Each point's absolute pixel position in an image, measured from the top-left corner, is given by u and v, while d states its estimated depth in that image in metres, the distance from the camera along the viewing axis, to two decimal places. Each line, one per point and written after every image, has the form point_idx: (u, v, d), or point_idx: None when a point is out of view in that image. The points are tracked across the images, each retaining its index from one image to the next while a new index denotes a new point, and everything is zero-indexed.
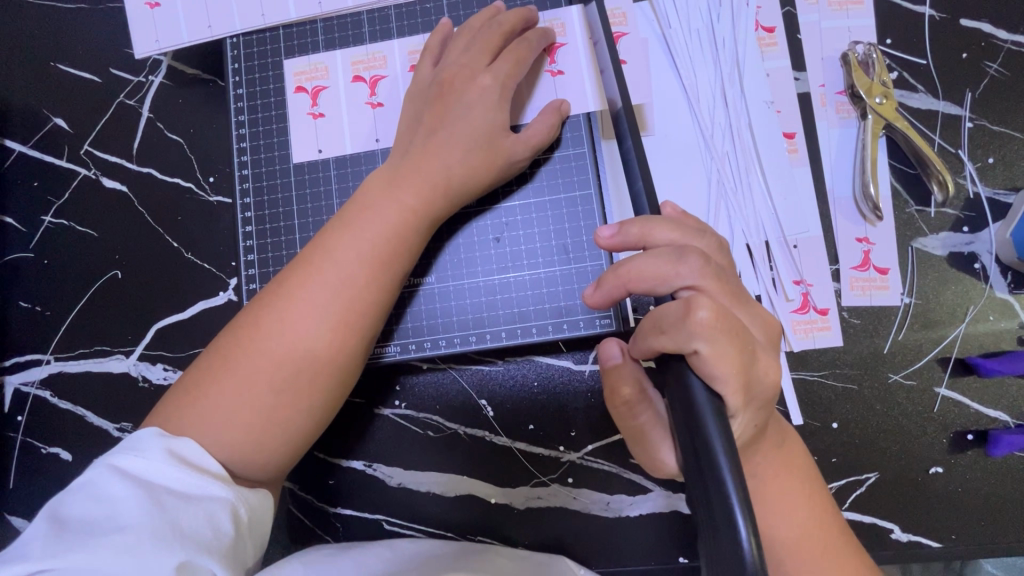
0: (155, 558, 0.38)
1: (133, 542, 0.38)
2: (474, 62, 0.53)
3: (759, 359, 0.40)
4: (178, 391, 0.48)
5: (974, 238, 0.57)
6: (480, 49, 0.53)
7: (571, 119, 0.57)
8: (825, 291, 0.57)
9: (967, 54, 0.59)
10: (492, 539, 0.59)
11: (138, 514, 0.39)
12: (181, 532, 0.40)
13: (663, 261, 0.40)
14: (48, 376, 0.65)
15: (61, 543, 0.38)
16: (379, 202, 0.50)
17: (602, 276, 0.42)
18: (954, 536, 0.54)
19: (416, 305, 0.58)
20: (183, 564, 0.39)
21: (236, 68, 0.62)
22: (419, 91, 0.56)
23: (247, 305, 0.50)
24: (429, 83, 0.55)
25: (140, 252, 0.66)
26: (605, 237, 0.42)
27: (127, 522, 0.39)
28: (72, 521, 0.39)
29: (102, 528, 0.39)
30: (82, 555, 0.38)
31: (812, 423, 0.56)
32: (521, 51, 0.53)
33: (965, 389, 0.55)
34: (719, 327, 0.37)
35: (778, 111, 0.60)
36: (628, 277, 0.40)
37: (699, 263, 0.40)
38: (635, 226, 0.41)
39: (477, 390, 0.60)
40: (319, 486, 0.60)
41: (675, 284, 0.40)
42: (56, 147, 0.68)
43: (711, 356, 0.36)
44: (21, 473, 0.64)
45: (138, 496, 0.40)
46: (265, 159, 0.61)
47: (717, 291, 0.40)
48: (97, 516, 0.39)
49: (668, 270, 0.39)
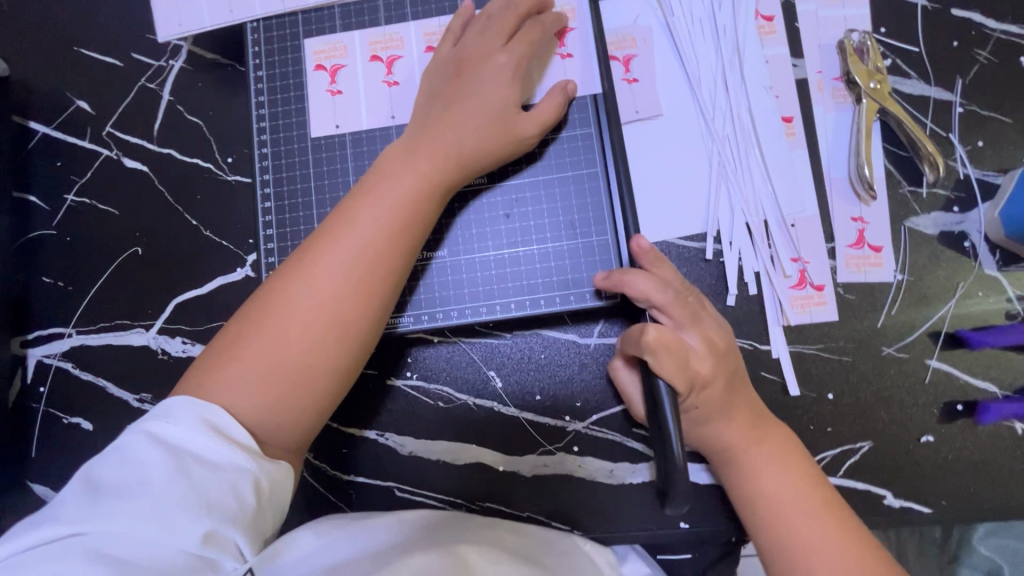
0: (184, 524, 0.41)
1: (163, 507, 0.41)
2: (488, 42, 0.56)
3: (698, 365, 0.50)
4: (207, 358, 0.50)
5: (964, 218, 0.60)
6: (494, 31, 0.56)
7: (577, 100, 0.59)
8: (821, 268, 0.60)
9: (958, 42, 0.62)
10: (499, 506, 0.61)
11: (167, 480, 0.41)
12: (207, 501, 0.42)
13: (650, 283, 0.52)
14: (70, 349, 0.67)
15: (95, 507, 0.40)
16: (397, 174, 0.53)
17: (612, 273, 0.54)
18: (944, 502, 0.56)
19: (429, 278, 0.60)
20: (209, 532, 0.41)
21: (256, 52, 0.65)
22: (435, 71, 0.58)
23: (270, 276, 0.52)
24: (444, 63, 0.58)
25: (159, 229, 0.68)
26: (636, 244, 0.54)
27: (157, 487, 0.41)
28: (104, 487, 0.42)
29: (132, 492, 0.41)
30: (116, 517, 0.40)
31: (808, 394, 0.58)
32: (533, 34, 0.57)
33: (955, 362, 0.58)
34: (663, 347, 0.48)
35: (776, 96, 0.63)
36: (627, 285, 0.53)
37: (673, 296, 0.52)
38: (650, 252, 0.54)
39: (486, 363, 0.62)
40: (334, 454, 0.63)
41: (653, 305, 0.52)
42: (79, 129, 0.70)
43: (656, 359, 0.47)
44: (43, 442, 0.66)
45: (168, 463, 0.42)
46: (284, 139, 0.64)
47: (677, 319, 0.52)
48: (129, 482, 0.42)
49: (652, 293, 0.52)
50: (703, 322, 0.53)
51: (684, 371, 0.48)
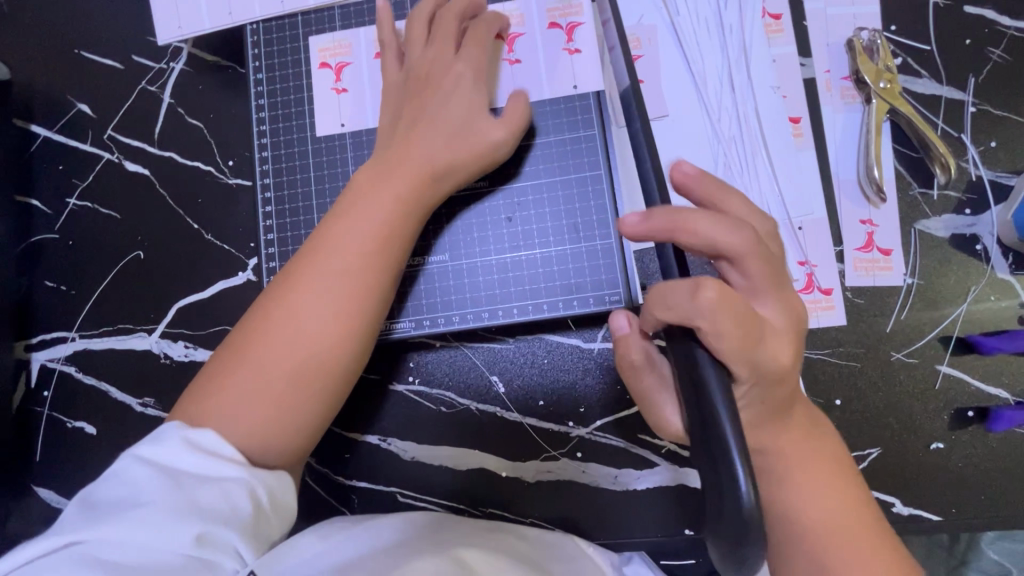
0: (179, 533, 0.40)
1: (157, 518, 0.40)
2: (438, 49, 0.56)
3: (766, 344, 0.40)
4: (185, 393, 0.49)
5: (976, 220, 0.58)
6: (442, 41, 0.56)
7: (539, 104, 0.59)
8: (829, 272, 0.59)
9: (970, 40, 0.61)
10: (503, 512, 0.61)
11: (160, 490, 0.41)
12: (200, 506, 0.41)
13: (718, 228, 0.39)
14: (73, 353, 0.67)
15: (90, 519, 0.40)
16: (373, 195, 0.52)
17: (653, 210, 0.39)
18: (954, 510, 0.55)
19: (430, 284, 0.59)
20: (202, 534, 0.40)
21: (256, 54, 0.64)
22: (393, 85, 0.58)
23: (249, 310, 0.51)
24: (401, 78, 0.57)
25: (161, 232, 0.68)
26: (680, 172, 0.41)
27: (150, 501, 0.41)
28: (97, 502, 0.41)
29: (125, 506, 0.41)
30: (112, 529, 0.40)
31: (816, 399, 0.57)
32: (480, 33, 0.56)
33: (967, 368, 0.57)
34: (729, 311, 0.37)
35: (784, 96, 0.62)
36: (680, 225, 0.38)
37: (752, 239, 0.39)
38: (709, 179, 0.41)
39: (489, 367, 0.62)
40: (336, 459, 0.62)
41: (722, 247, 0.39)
42: (80, 132, 0.70)
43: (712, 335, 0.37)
44: (47, 446, 0.66)
45: (158, 478, 0.42)
46: (284, 142, 0.63)
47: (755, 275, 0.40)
48: (121, 497, 0.41)
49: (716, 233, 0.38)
50: (783, 283, 0.41)
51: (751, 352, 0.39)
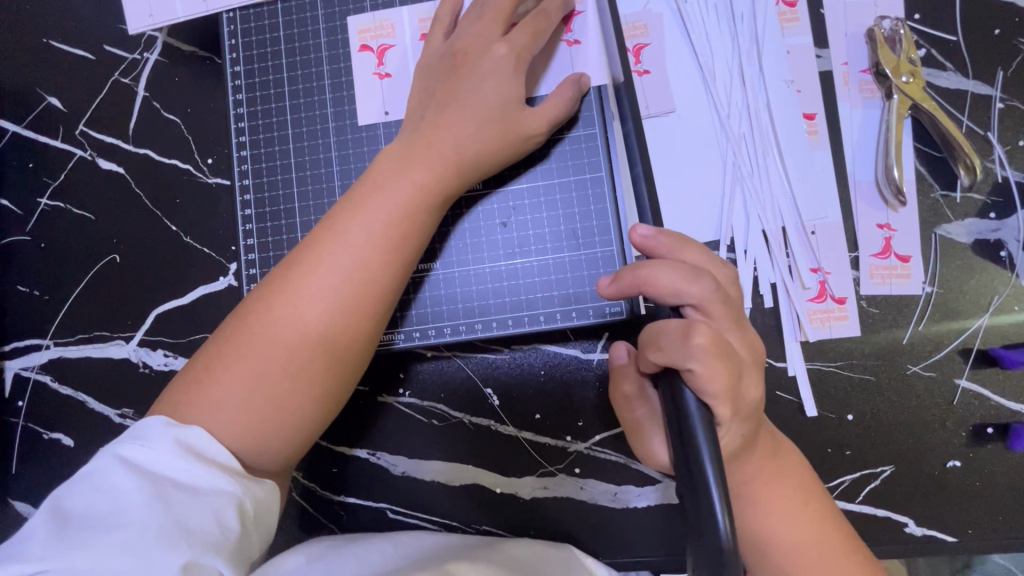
0: (162, 556, 0.37)
1: (140, 537, 0.37)
2: (487, 31, 0.51)
3: (745, 379, 0.40)
4: (186, 377, 0.47)
5: (1001, 225, 0.55)
6: (495, 17, 0.52)
7: (593, 91, 0.54)
8: (842, 279, 0.56)
9: (999, 30, 0.56)
10: (496, 529, 0.58)
11: (142, 509, 0.38)
12: (186, 529, 0.39)
13: (679, 274, 0.40)
14: (48, 362, 0.64)
15: (62, 541, 0.37)
16: (392, 180, 0.49)
17: (620, 272, 0.42)
18: (969, 531, 0.53)
19: (421, 292, 0.56)
20: (189, 562, 0.38)
21: (234, 45, 0.60)
22: (431, 62, 0.54)
23: (256, 288, 0.48)
24: (440, 55, 0.53)
25: (138, 235, 0.64)
26: (638, 235, 0.44)
27: (132, 518, 0.38)
28: (72, 518, 0.38)
29: (105, 523, 0.38)
30: (87, 553, 0.37)
31: (827, 415, 0.54)
32: (539, 24, 0.52)
33: (986, 382, 0.54)
34: (714, 352, 0.37)
35: (798, 90, 0.57)
36: (644, 280, 0.41)
37: (713, 286, 0.40)
38: (666, 236, 0.43)
39: (483, 379, 0.59)
40: (323, 473, 0.60)
41: (686, 301, 0.40)
42: (50, 128, 0.66)
43: (704, 376, 0.37)
44: (23, 459, 0.63)
45: (144, 489, 0.39)
46: (264, 139, 0.59)
47: (720, 318, 0.40)
48: (100, 512, 0.39)
49: (681, 284, 0.40)
50: (745, 322, 0.42)
51: (734, 391, 0.38)
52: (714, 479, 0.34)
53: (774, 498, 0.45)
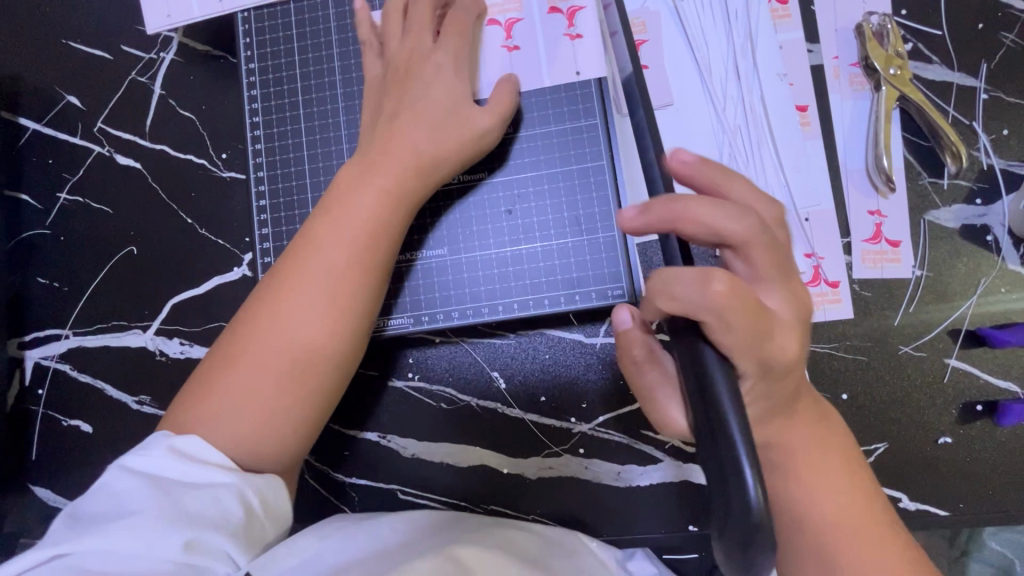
0: (164, 538, 0.39)
1: (142, 524, 0.39)
2: (420, 41, 0.54)
3: (776, 336, 0.39)
4: (174, 405, 0.48)
5: (987, 210, 0.57)
6: (423, 26, 0.55)
7: (533, 91, 0.57)
8: (836, 264, 0.58)
9: (982, 24, 0.59)
10: (504, 508, 0.60)
11: (145, 503, 0.40)
12: (188, 515, 0.40)
13: (721, 212, 0.37)
14: (67, 351, 0.66)
15: (75, 534, 0.39)
16: (358, 192, 0.51)
17: (651, 202, 0.38)
18: (961, 505, 0.55)
19: (429, 278, 0.58)
20: (196, 545, 0.40)
21: (248, 43, 0.63)
22: (375, 78, 0.56)
23: (239, 310, 0.50)
24: (381, 71, 0.56)
25: (155, 227, 0.66)
26: (677, 161, 0.39)
27: (135, 510, 0.40)
28: (82, 516, 0.41)
29: (111, 517, 0.40)
30: (96, 540, 0.39)
31: (822, 394, 0.56)
32: (461, 23, 0.55)
33: (975, 361, 0.56)
34: (735, 301, 0.36)
35: (790, 83, 0.60)
36: (680, 213, 0.37)
37: (755, 228, 0.37)
38: (708, 170, 0.39)
39: (489, 363, 0.61)
40: (335, 456, 0.61)
41: (720, 240, 0.38)
42: (69, 125, 0.68)
43: (719, 327, 0.36)
44: (42, 445, 0.65)
45: (145, 486, 0.41)
46: (277, 134, 0.62)
47: (758, 267, 0.39)
48: (105, 510, 0.41)
49: (720, 223, 0.37)
50: (791, 275, 0.40)
51: (754, 347, 0.37)
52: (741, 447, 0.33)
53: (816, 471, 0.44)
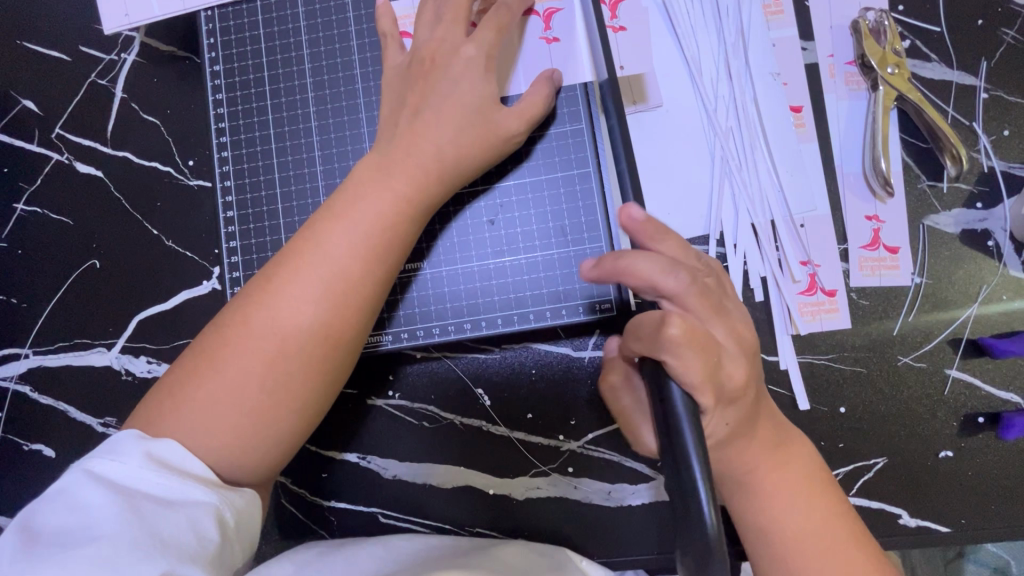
0: (136, 568, 0.36)
1: (111, 551, 0.37)
2: (452, 34, 0.51)
3: (726, 366, 0.39)
4: (159, 393, 0.45)
5: (988, 215, 0.55)
6: (457, 18, 0.51)
7: (565, 90, 0.54)
8: (832, 272, 0.55)
9: (983, 21, 0.57)
10: (490, 530, 0.58)
11: (111, 525, 0.37)
12: (161, 541, 0.38)
13: (660, 266, 0.38)
14: (27, 371, 0.63)
15: (33, 558, 0.36)
16: (372, 190, 0.48)
17: (603, 257, 0.39)
18: (963, 521, 0.53)
19: (408, 292, 0.55)
20: (164, 574, 0.37)
21: (213, 44, 0.59)
22: (396, 70, 0.53)
23: (229, 305, 0.47)
24: (406, 64, 0.52)
25: (119, 239, 0.63)
26: (626, 217, 0.38)
27: (103, 533, 0.37)
28: (44, 534, 0.38)
29: (76, 538, 0.37)
30: (58, 568, 0.36)
31: (819, 407, 0.54)
32: (502, 19, 0.51)
33: (977, 371, 0.54)
34: (691, 346, 0.36)
35: (784, 83, 0.57)
36: (624, 271, 0.38)
37: (688, 281, 0.38)
38: (649, 220, 0.40)
39: (473, 379, 0.58)
40: (312, 479, 0.59)
41: (664, 294, 0.38)
42: (26, 131, 0.64)
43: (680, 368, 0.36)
44: (3, 471, 0.62)
45: (115, 503, 0.38)
46: (246, 140, 0.58)
47: (698, 311, 0.39)
48: (72, 527, 0.38)
49: (659, 278, 0.38)
50: (726, 312, 0.41)
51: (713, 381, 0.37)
52: (700, 473, 0.33)
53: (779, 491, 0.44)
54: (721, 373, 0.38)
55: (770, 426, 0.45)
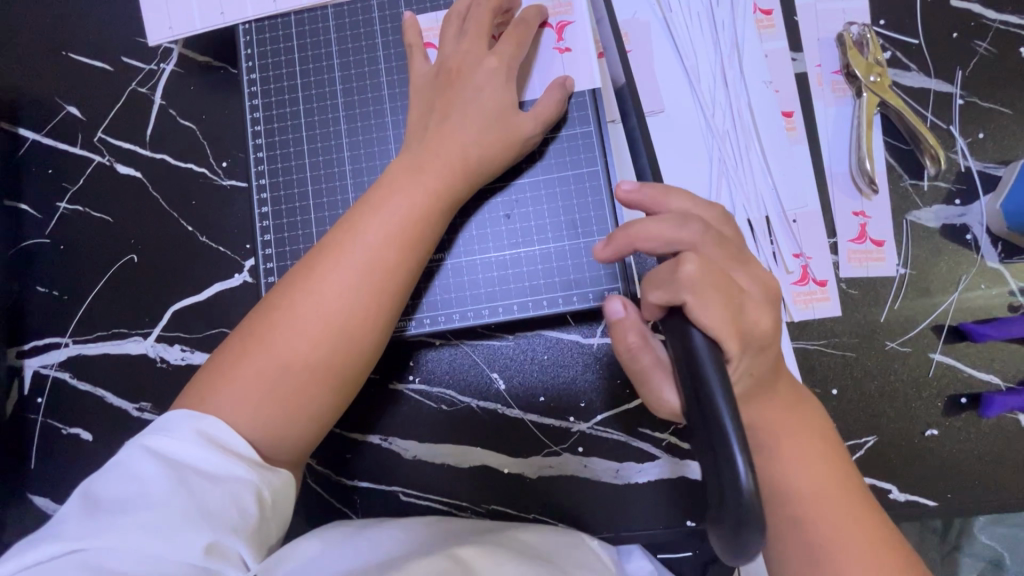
0: (186, 538, 0.40)
1: (165, 520, 0.40)
2: (475, 47, 0.56)
3: (752, 312, 0.42)
4: (207, 372, 0.49)
5: (966, 211, 0.59)
6: (480, 31, 0.56)
7: (576, 97, 0.59)
8: (823, 263, 0.60)
9: (957, 34, 0.62)
10: (505, 508, 0.61)
11: (165, 494, 0.41)
12: (209, 513, 0.41)
13: (666, 223, 0.43)
14: (67, 359, 0.66)
15: (94, 523, 0.40)
16: (404, 187, 0.52)
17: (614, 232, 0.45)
18: (949, 495, 0.56)
19: (430, 282, 0.59)
20: (211, 544, 0.41)
21: (249, 55, 0.64)
22: (422, 78, 0.58)
23: (272, 291, 0.51)
24: (433, 73, 0.57)
25: (156, 235, 0.67)
26: (624, 192, 0.45)
27: (157, 503, 0.41)
28: (102, 503, 0.41)
29: (132, 507, 0.41)
30: (118, 534, 0.40)
31: (813, 389, 0.58)
32: (521, 33, 0.57)
33: (958, 355, 0.58)
34: (705, 284, 0.40)
35: (776, 91, 0.62)
36: (636, 235, 0.43)
37: (701, 230, 0.43)
38: (652, 189, 0.46)
39: (489, 365, 0.62)
40: (337, 459, 0.62)
41: (676, 246, 0.43)
42: (70, 135, 0.69)
43: (698, 308, 0.40)
44: (42, 454, 0.65)
45: (168, 476, 0.42)
46: (279, 142, 0.63)
47: (715, 257, 0.43)
48: (128, 497, 0.41)
49: (671, 232, 0.43)
50: (749, 262, 0.45)
51: (736, 326, 0.41)
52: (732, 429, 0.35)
53: (790, 447, 0.46)
54: (747, 319, 0.42)
55: (787, 386, 0.49)
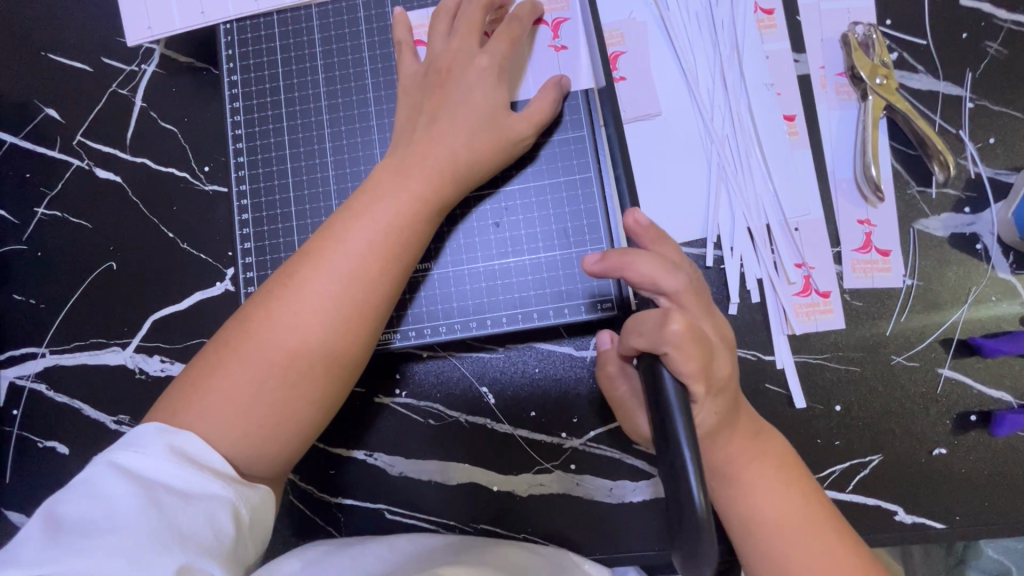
0: (156, 561, 0.37)
1: (133, 542, 0.38)
2: (465, 46, 0.54)
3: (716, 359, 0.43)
4: (181, 384, 0.47)
5: (976, 219, 0.57)
6: (471, 30, 0.54)
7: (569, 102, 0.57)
8: (826, 274, 0.57)
9: (967, 34, 0.59)
10: (494, 527, 0.59)
11: (133, 515, 0.38)
12: (181, 534, 0.39)
13: (658, 266, 0.43)
14: (44, 370, 0.64)
15: (54, 546, 0.37)
16: (390, 192, 0.50)
17: (609, 254, 0.44)
18: (957, 518, 0.54)
19: (416, 292, 0.57)
20: (183, 566, 0.38)
21: (231, 55, 0.62)
22: (411, 79, 0.56)
23: (250, 300, 0.49)
24: (422, 72, 0.55)
25: (135, 242, 0.65)
26: (631, 221, 0.45)
27: (125, 524, 0.38)
28: (64, 524, 0.38)
29: (98, 529, 0.38)
30: (81, 558, 0.37)
31: (815, 406, 0.56)
32: (513, 32, 0.54)
33: (968, 370, 0.55)
34: (690, 339, 0.40)
35: (778, 93, 0.60)
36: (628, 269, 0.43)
37: (686, 282, 0.44)
38: (653, 228, 0.45)
39: (478, 378, 0.60)
40: (320, 475, 0.60)
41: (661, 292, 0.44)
42: (48, 139, 0.67)
43: (679, 360, 0.39)
44: (18, 468, 0.63)
45: (138, 494, 0.39)
46: (261, 146, 0.61)
47: (692, 310, 0.44)
48: (93, 518, 0.38)
49: (659, 277, 0.43)
50: (714, 313, 0.46)
51: (705, 372, 0.41)
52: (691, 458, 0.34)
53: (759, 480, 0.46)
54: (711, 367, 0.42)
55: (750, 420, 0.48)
